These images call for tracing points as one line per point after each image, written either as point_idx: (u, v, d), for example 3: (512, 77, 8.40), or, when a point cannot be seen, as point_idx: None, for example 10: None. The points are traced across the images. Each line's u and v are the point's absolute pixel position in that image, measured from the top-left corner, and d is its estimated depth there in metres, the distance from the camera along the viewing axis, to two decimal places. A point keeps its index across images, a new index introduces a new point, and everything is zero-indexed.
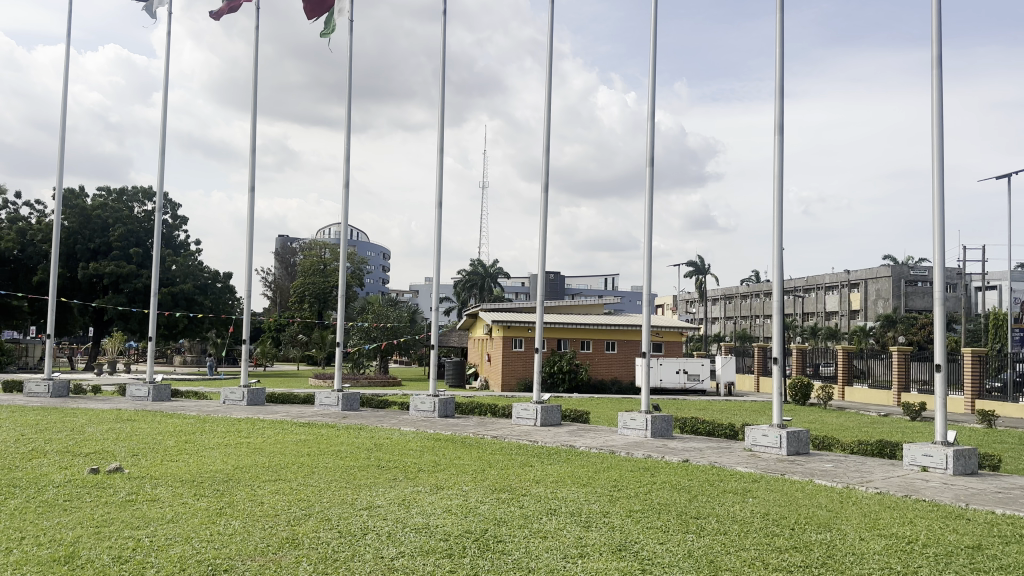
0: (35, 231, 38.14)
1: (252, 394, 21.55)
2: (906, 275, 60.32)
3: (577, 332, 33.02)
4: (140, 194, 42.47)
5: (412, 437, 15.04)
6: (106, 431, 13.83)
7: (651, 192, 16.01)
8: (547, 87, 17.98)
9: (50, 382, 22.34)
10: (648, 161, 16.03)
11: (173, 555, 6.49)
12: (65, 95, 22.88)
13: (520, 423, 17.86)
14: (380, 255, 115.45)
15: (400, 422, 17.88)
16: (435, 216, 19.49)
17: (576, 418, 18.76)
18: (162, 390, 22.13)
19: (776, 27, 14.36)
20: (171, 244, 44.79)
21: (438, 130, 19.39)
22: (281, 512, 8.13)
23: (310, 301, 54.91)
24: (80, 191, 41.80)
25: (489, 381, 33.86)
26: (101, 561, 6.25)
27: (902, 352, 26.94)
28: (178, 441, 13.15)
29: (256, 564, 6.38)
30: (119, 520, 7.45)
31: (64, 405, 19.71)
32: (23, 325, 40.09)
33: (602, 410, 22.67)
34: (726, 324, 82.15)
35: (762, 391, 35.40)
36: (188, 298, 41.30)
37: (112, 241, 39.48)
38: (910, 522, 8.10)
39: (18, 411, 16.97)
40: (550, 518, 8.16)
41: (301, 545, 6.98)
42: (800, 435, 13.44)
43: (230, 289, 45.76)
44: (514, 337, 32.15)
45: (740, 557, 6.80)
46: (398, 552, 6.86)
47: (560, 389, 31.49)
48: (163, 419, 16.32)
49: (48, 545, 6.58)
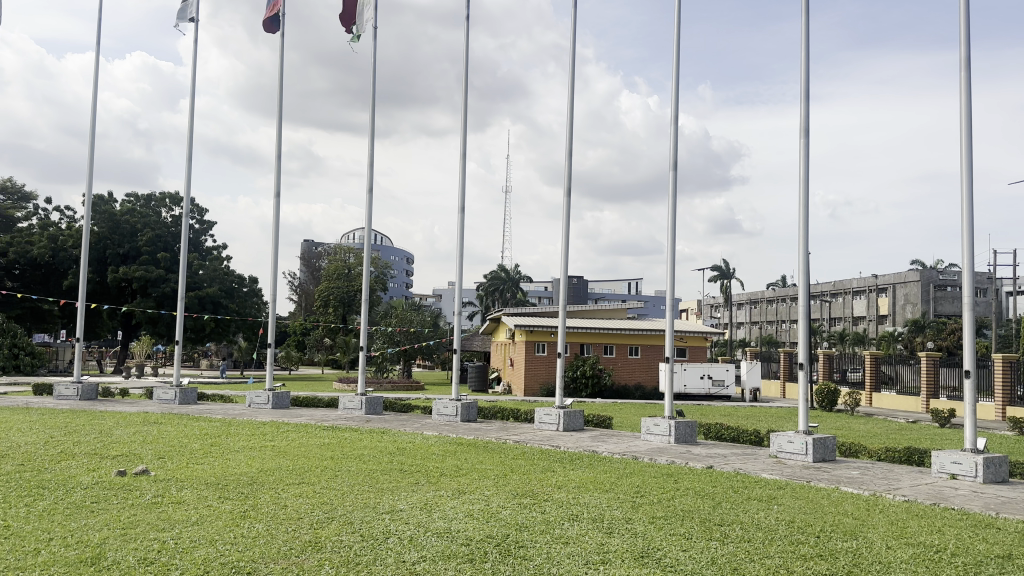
0: (66, 236, 38.88)
1: (277, 397, 21.76)
2: (935, 280, 59.47)
3: (600, 337, 32.96)
4: (167, 199, 43.09)
5: (435, 441, 15.05)
6: (134, 434, 14.03)
7: (674, 195, 15.94)
8: (570, 92, 17.96)
9: (79, 385, 22.71)
10: (672, 164, 15.96)
11: (198, 557, 6.56)
12: (94, 103, 23.25)
13: (542, 428, 17.84)
14: (403, 259, 115.90)
15: (423, 426, 17.94)
16: (458, 220, 19.57)
17: (600, 423, 18.69)
18: (189, 394, 22.41)
19: (802, 29, 14.21)
20: (198, 249, 45.39)
21: (460, 135, 19.47)
22: (304, 515, 8.20)
23: (335, 305, 54.97)
24: (110, 197, 42.54)
25: (512, 385, 33.81)
26: (127, 562, 6.34)
27: (931, 357, 26.52)
28: (204, 444, 13.33)
29: (279, 567, 6.44)
30: (145, 523, 7.55)
31: (93, 407, 20.00)
32: (54, 328, 40.80)
33: (626, 415, 22.59)
34: (752, 329, 81.43)
35: (788, 397, 35.04)
36: (214, 301, 41.78)
37: (140, 246, 40.11)
38: (937, 530, 7.98)
39: (49, 414, 17.29)
40: (571, 524, 8.14)
41: (323, 548, 7.02)
42: (827, 441, 13.26)
43: (256, 293, 46.27)
44: (538, 342, 32.12)
45: (765, 565, 6.74)
46: (420, 556, 6.87)
47: (583, 394, 31.36)
48: (189, 422, 16.55)
49: (75, 546, 6.69)
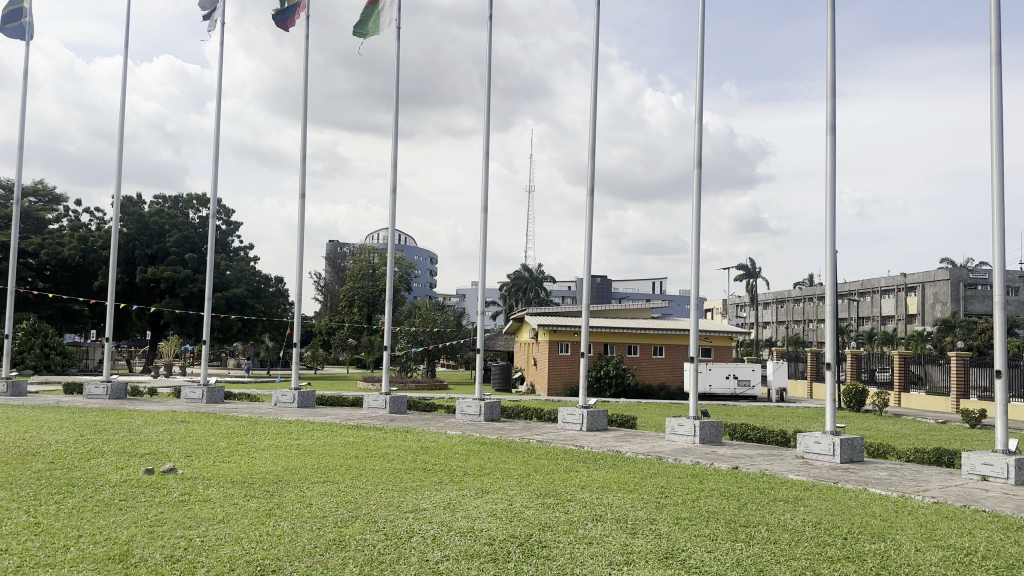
0: (96, 238, 39.51)
1: (303, 396, 21.94)
2: (965, 278, 58.40)
3: (624, 337, 32.83)
4: (194, 201, 43.63)
5: (458, 440, 15.08)
6: (162, 433, 14.23)
7: (699, 193, 15.82)
8: (594, 91, 17.89)
9: (108, 384, 23.05)
10: (696, 162, 15.83)
11: (223, 555, 6.63)
12: (122, 107, 23.59)
13: (566, 427, 17.80)
14: (427, 259, 116.27)
15: (447, 425, 17.98)
16: (481, 221, 19.59)
17: (623, 423, 18.61)
18: (215, 393, 22.66)
19: (828, 26, 14.04)
20: (225, 250, 45.90)
21: (483, 135, 19.49)
22: (329, 514, 8.25)
23: (359, 305, 55.26)
24: (138, 199, 43.15)
25: (535, 385, 33.79)
26: (154, 560, 6.42)
27: (961, 357, 26.08)
28: (231, 442, 13.48)
29: (304, 566, 6.47)
30: (172, 520, 7.64)
31: (121, 406, 20.28)
32: (84, 328, 41.54)
33: (650, 415, 22.45)
34: (778, 329, 80.60)
35: (815, 398, 34.65)
36: (241, 301, 42.23)
37: (168, 247, 40.66)
38: (967, 532, 7.84)
39: (78, 413, 17.56)
40: (595, 524, 8.11)
41: (347, 547, 7.05)
42: (855, 442, 13.07)
43: (282, 293, 46.69)
44: (561, 341, 32.05)
45: (791, 567, 6.67)
46: (443, 555, 6.89)
47: (607, 394, 31.24)
48: (216, 421, 16.72)
49: (103, 543, 6.78)
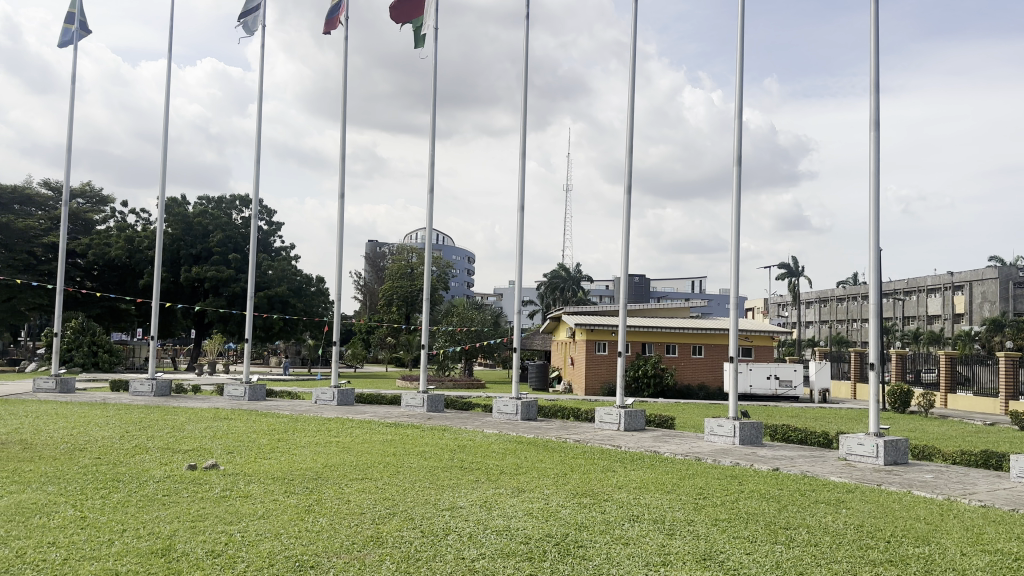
0: (142, 238, 40.46)
1: (342, 394, 22.20)
2: (1016, 277, 56.70)
3: (663, 336, 32.58)
4: (237, 202, 44.45)
5: (495, 439, 15.11)
6: (205, 429, 14.51)
7: (738, 191, 15.63)
8: (631, 89, 17.79)
9: (154, 381, 23.59)
10: (735, 160, 15.65)
11: (263, 550, 6.74)
12: (167, 109, 24.14)
13: (603, 427, 17.74)
14: (465, 258, 116.80)
15: (484, 424, 18.04)
16: (518, 220, 19.61)
17: (662, 423, 18.48)
18: (257, 390, 23.05)
19: (871, 19, 13.74)
20: (267, 250, 46.70)
21: (520, 134, 19.52)
22: (367, 511, 8.33)
23: (397, 304, 55.68)
24: (184, 200, 44.11)
25: (573, 384, 33.71)
26: (196, 554, 6.55)
27: (1010, 358, 25.34)
28: (272, 439, 13.69)
29: (341, 562, 6.54)
30: (213, 516, 7.79)
31: (167, 403, 20.79)
32: (130, 327, 42.61)
33: (689, 416, 22.24)
34: (821, 329, 79.18)
35: (858, 399, 33.98)
36: (283, 300, 42.90)
37: (212, 247, 41.50)
38: (1017, 537, 7.60)
39: (126, 409, 18.06)
40: (631, 524, 8.05)
41: (384, 544, 7.11)
42: (899, 444, 12.79)
43: (323, 292, 47.33)
44: (599, 341, 31.93)
45: (831, 570, 6.54)
46: (479, 553, 6.90)
47: (645, 394, 31.04)
48: (258, 418, 17.00)
49: (146, 538, 6.94)
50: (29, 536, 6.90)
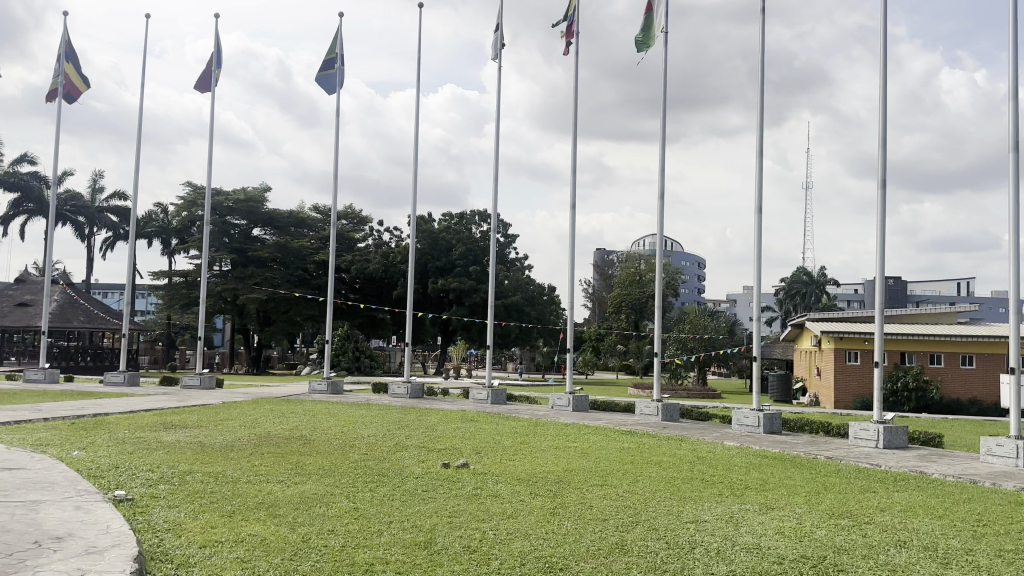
0: (395, 253, 44.24)
1: (578, 400, 22.54)
2: None
3: (926, 345, 29.28)
4: (478, 217, 47.01)
5: (737, 452, 14.46)
6: (454, 430, 15.44)
7: (1017, 179, 13.62)
8: (881, 75, 16.25)
9: (409, 384, 25.63)
10: (1013, 144, 13.65)
11: (514, 549, 6.95)
12: (416, 135, 26.18)
13: (857, 444, 16.28)
14: (696, 264, 113.89)
15: (723, 436, 17.35)
16: (755, 222, 18.70)
17: (928, 442, 16.55)
18: (499, 395, 24.13)
19: None
20: (504, 261, 48.85)
21: (756, 133, 18.61)
22: (611, 517, 8.31)
23: (628, 312, 55.65)
24: (431, 217, 47.54)
25: (819, 396, 31.43)
26: (454, 549, 6.92)
27: None
28: (515, 442, 14.24)
29: (589, 567, 6.56)
30: (467, 512, 8.21)
31: (419, 405, 22.48)
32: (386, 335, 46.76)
33: (962, 435, 19.73)
34: None
35: None
36: (519, 309, 44.62)
37: (455, 260, 44.23)
38: None
39: (385, 410, 19.79)
40: (901, 551, 7.24)
41: (630, 552, 7.04)
42: None
43: (556, 301, 48.55)
44: (849, 350, 29.41)
45: None
46: (729, 570, 6.58)
47: (905, 409, 28.09)
48: (500, 421, 17.78)
49: (410, 530, 7.47)
50: (313, 523, 7.73)
